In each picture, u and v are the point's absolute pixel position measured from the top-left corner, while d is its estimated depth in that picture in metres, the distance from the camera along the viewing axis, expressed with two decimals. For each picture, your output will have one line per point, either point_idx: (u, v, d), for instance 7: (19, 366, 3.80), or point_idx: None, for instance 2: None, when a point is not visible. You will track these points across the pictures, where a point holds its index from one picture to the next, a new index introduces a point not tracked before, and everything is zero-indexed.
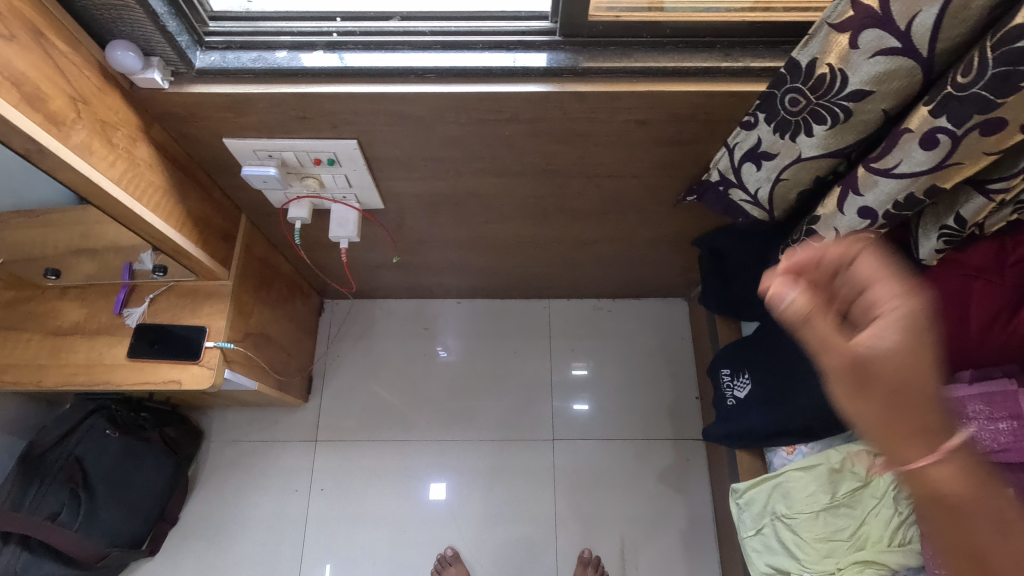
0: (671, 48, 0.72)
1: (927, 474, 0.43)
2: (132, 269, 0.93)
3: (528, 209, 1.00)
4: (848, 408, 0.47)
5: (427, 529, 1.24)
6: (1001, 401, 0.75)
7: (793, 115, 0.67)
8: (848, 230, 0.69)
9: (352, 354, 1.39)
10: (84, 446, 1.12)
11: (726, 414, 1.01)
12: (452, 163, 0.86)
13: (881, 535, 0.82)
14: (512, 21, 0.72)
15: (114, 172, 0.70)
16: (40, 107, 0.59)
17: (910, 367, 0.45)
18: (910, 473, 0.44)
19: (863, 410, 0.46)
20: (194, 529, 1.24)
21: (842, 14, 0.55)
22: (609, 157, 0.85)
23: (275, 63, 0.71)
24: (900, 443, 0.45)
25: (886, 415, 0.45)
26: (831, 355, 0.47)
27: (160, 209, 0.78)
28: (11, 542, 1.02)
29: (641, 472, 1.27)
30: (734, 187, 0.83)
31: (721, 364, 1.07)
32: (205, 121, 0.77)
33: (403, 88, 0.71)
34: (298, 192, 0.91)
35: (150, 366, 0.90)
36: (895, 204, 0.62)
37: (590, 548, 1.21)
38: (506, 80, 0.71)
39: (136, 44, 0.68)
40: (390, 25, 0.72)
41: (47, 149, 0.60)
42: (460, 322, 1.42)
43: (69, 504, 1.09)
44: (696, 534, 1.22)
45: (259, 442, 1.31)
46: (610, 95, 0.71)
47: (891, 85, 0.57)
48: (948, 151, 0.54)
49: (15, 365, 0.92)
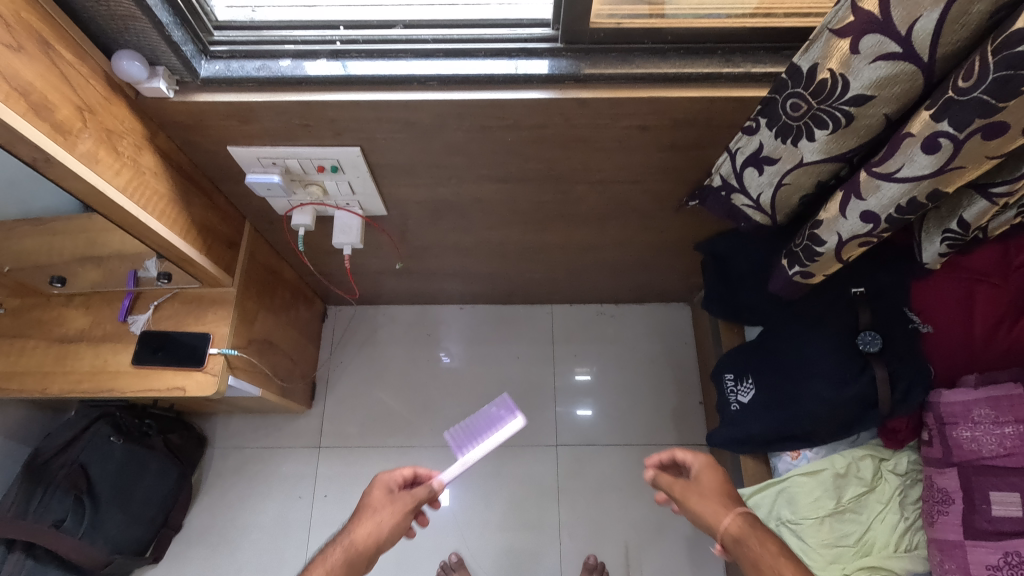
0: (672, 55, 0.73)
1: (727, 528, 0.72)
2: (137, 277, 0.94)
3: (530, 215, 1.00)
4: (693, 505, 0.77)
5: (431, 534, 1.23)
6: (1007, 406, 0.75)
7: (795, 120, 0.67)
8: (851, 234, 0.69)
9: (356, 361, 1.39)
10: (88, 453, 1.12)
11: (730, 419, 1.00)
12: (455, 169, 0.87)
13: (887, 540, 0.84)
14: (514, 29, 0.73)
15: (120, 180, 0.70)
16: (47, 117, 0.60)
17: (715, 482, 0.78)
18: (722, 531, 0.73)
19: (701, 509, 0.76)
20: (198, 536, 1.24)
21: (843, 19, 0.55)
22: (611, 162, 0.85)
23: (279, 72, 0.72)
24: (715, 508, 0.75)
25: (715, 508, 0.75)
26: (672, 490, 0.80)
27: (165, 217, 0.79)
28: (14, 550, 1.01)
29: (645, 477, 1.26)
30: (736, 192, 0.83)
31: (724, 368, 1.05)
32: (210, 129, 0.77)
33: (406, 96, 0.71)
34: (302, 199, 0.92)
35: (153, 373, 0.90)
36: (898, 208, 0.62)
37: (595, 554, 1.20)
38: (508, 87, 0.72)
39: (142, 53, 0.68)
40: (392, 33, 0.72)
41: (54, 158, 0.60)
42: (463, 327, 1.42)
43: (73, 510, 1.09)
44: (700, 540, 1.21)
45: (263, 448, 1.32)
46: (612, 101, 0.72)
47: (892, 90, 0.58)
48: (951, 155, 0.54)
49: (20, 372, 0.92)
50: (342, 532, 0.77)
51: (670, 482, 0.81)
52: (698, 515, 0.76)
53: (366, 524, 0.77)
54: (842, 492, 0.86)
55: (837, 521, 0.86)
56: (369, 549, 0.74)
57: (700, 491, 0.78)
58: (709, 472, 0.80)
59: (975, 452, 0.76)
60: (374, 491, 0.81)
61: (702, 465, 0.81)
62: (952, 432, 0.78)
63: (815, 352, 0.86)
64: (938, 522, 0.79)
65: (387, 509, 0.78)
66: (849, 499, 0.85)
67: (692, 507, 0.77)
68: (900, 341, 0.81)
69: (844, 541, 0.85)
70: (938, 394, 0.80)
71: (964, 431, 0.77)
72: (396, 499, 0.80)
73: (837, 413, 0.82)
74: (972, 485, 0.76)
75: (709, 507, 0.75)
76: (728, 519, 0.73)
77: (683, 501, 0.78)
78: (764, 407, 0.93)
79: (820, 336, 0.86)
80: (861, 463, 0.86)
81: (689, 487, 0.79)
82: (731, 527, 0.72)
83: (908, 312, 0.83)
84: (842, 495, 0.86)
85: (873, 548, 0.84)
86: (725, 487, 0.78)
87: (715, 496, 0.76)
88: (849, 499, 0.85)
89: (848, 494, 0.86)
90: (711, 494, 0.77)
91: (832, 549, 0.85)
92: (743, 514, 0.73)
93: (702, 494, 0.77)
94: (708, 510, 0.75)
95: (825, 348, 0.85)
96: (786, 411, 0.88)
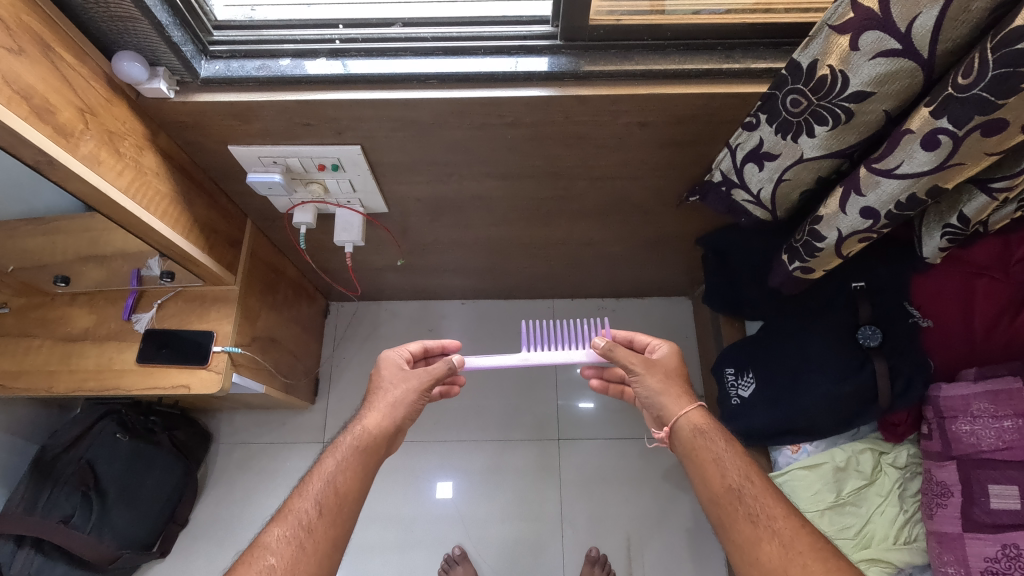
0: (672, 51, 0.72)
1: (690, 417, 0.73)
2: (140, 275, 0.94)
3: (530, 211, 1.00)
4: (654, 386, 0.75)
5: (435, 527, 1.25)
6: (1005, 399, 0.75)
7: (795, 116, 0.67)
8: (850, 230, 0.69)
9: (358, 356, 1.40)
10: (95, 450, 1.13)
11: (729, 413, 0.99)
12: (455, 166, 0.87)
13: (887, 532, 0.85)
14: (514, 26, 0.73)
15: (122, 181, 0.71)
16: (49, 119, 0.60)
17: (677, 372, 0.78)
18: (684, 420, 0.73)
19: (663, 394, 0.75)
20: (204, 531, 1.26)
21: (842, 16, 0.55)
22: (611, 159, 0.85)
23: (279, 71, 0.72)
24: (679, 400, 0.75)
25: (680, 399, 0.75)
26: (632, 365, 0.76)
27: (167, 216, 0.79)
28: (24, 545, 1.03)
29: (647, 470, 1.27)
30: (736, 187, 0.83)
31: (725, 363, 1.03)
32: (212, 129, 0.78)
33: (406, 94, 0.71)
34: (303, 197, 0.92)
35: (160, 371, 0.91)
36: (897, 204, 0.62)
37: (596, 547, 1.21)
38: (507, 85, 0.72)
39: (142, 55, 0.68)
40: (392, 31, 0.73)
41: (57, 161, 0.60)
42: (464, 322, 1.43)
43: (81, 506, 1.10)
44: (702, 532, 1.22)
45: (268, 443, 1.33)
46: (612, 98, 0.72)
47: (893, 86, 0.58)
48: (950, 151, 0.54)
49: (26, 371, 0.93)
50: (355, 419, 0.78)
51: (636, 363, 0.76)
52: (657, 395, 0.75)
53: (377, 411, 0.77)
54: (842, 485, 0.87)
55: (836, 514, 0.87)
56: (383, 431, 0.76)
57: (663, 372, 0.77)
58: (675, 360, 0.79)
59: (974, 445, 0.76)
60: (384, 370, 0.81)
61: (670, 351, 0.79)
62: (952, 425, 0.78)
63: (814, 346, 0.87)
64: (937, 514, 0.79)
65: (402, 386, 0.79)
66: (848, 492, 0.86)
67: (654, 387, 0.76)
68: (900, 335, 0.82)
69: (844, 534, 0.86)
70: (937, 387, 0.81)
71: (963, 424, 0.77)
72: (409, 376, 0.81)
73: (836, 405, 0.83)
74: (971, 478, 0.76)
75: (672, 395, 0.75)
76: (690, 411, 0.74)
77: (647, 381, 0.76)
78: (764, 402, 0.92)
79: (819, 330, 0.86)
80: (861, 456, 0.87)
81: (653, 367, 0.76)
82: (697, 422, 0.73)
83: (908, 306, 0.83)
84: (842, 489, 0.87)
85: (873, 540, 0.85)
86: (682, 376, 0.78)
87: (676, 383, 0.76)
88: (849, 492, 0.86)
89: (848, 487, 0.87)
90: (675, 380, 0.76)
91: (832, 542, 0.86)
92: (702, 407, 0.75)
93: (666, 378, 0.76)
94: (670, 394, 0.75)
95: (826, 342, 0.85)
96: (786, 405, 0.89)
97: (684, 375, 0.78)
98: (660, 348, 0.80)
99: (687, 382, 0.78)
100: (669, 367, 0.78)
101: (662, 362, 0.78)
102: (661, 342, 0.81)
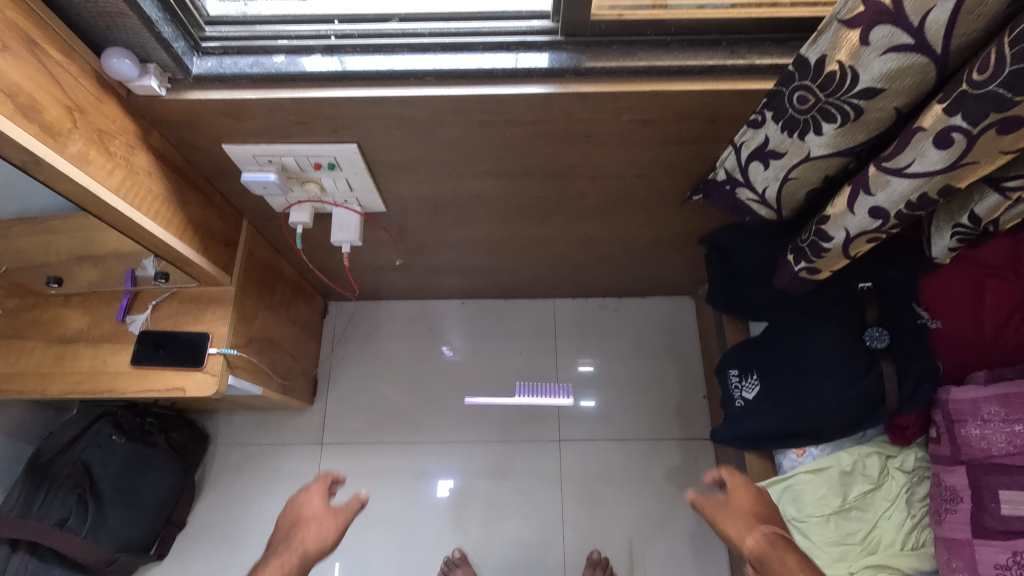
0: (676, 47, 0.71)
1: (754, 551, 0.74)
2: (135, 276, 0.93)
3: (531, 211, 0.98)
4: (725, 529, 0.78)
5: (435, 529, 1.23)
6: (1017, 403, 0.72)
7: (802, 113, 0.65)
8: (858, 230, 0.67)
9: (357, 357, 1.39)
10: (91, 452, 1.12)
11: (734, 415, 0.99)
12: (454, 165, 0.85)
13: (894, 538, 0.83)
14: (513, 21, 0.71)
15: (112, 181, 0.69)
16: (35, 118, 0.59)
17: (748, 504, 0.79)
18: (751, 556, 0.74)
19: (733, 533, 0.77)
20: (202, 533, 1.25)
21: (853, 9, 0.54)
22: (613, 157, 0.84)
23: (273, 68, 0.70)
24: (745, 533, 0.76)
25: (746, 535, 0.76)
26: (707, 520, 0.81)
27: (160, 217, 0.78)
28: (19, 549, 1.02)
29: (650, 471, 1.26)
30: (740, 186, 0.82)
31: (728, 365, 1.04)
32: (205, 127, 0.76)
33: (403, 91, 0.70)
34: (299, 196, 0.91)
35: (154, 373, 0.90)
36: (908, 204, 0.60)
37: (598, 549, 1.20)
38: (507, 82, 0.70)
39: (132, 52, 0.67)
40: (388, 27, 0.71)
41: (44, 160, 0.59)
42: (465, 322, 1.41)
43: (76, 508, 1.08)
44: (705, 535, 1.21)
45: (266, 445, 1.32)
46: (614, 95, 0.70)
47: (904, 83, 0.56)
48: (964, 150, 0.53)
49: (19, 374, 0.92)
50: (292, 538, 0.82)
51: (705, 505, 0.81)
52: (729, 538, 0.78)
53: (312, 534, 0.82)
54: (848, 489, 0.85)
55: (842, 519, 0.85)
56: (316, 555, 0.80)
57: (730, 510, 0.79)
58: (745, 493, 0.80)
59: (985, 450, 0.74)
60: (312, 500, 0.86)
61: (735, 484, 0.82)
62: (961, 429, 0.77)
63: (820, 349, 0.85)
64: (946, 520, 0.78)
65: (330, 520, 0.84)
66: (854, 497, 0.85)
67: (722, 530, 0.78)
68: (908, 337, 0.80)
69: (850, 539, 0.84)
70: (946, 390, 0.79)
71: (973, 428, 0.75)
72: (336, 512, 0.86)
73: (842, 409, 0.81)
74: (981, 483, 0.74)
75: (739, 532, 0.77)
76: (753, 541, 0.74)
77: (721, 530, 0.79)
78: (768, 404, 0.92)
79: (825, 333, 0.84)
80: (868, 460, 0.85)
81: (721, 509, 0.80)
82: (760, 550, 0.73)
83: (916, 307, 0.81)
84: (848, 493, 0.85)
85: (879, 546, 0.83)
86: (759, 509, 0.78)
87: (744, 517, 0.78)
88: (855, 496, 0.85)
89: (854, 491, 0.85)
90: (741, 515, 0.78)
91: (837, 547, 0.84)
92: (770, 537, 0.74)
93: (732, 515, 0.78)
94: (739, 534, 0.76)
95: (831, 344, 0.83)
96: (791, 408, 0.87)
97: (757, 503, 0.79)
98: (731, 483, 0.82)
99: (761, 510, 0.78)
100: (738, 500, 0.80)
101: (731, 497, 0.80)
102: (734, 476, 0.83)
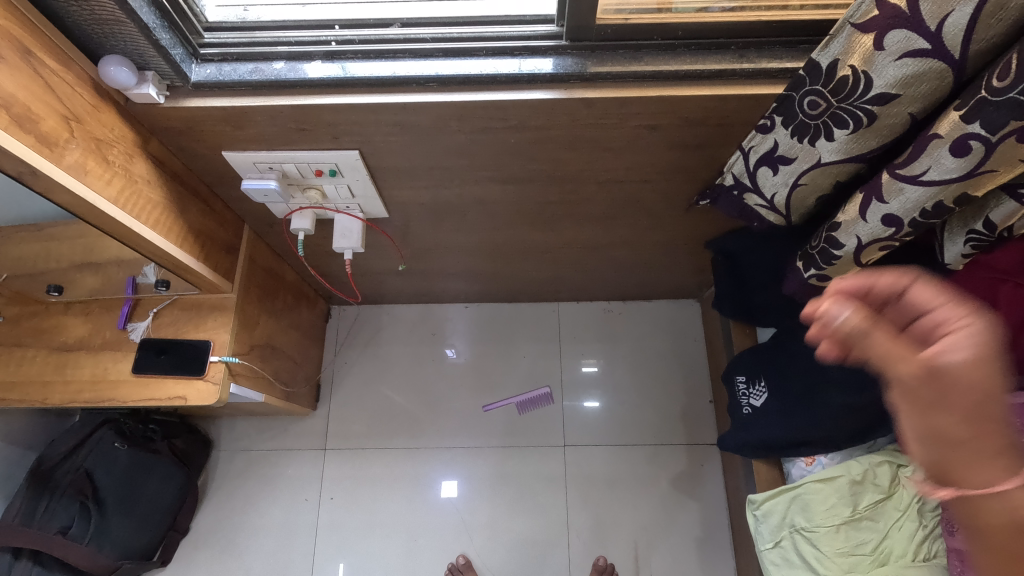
0: (683, 51, 0.69)
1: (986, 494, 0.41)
2: (136, 283, 0.91)
3: (536, 216, 0.97)
4: (929, 422, 0.42)
5: (438, 534, 1.22)
6: None
7: (813, 118, 0.63)
8: (870, 238, 0.65)
9: (361, 361, 1.38)
10: (94, 459, 1.13)
11: (743, 423, 0.98)
12: (457, 171, 0.84)
13: (905, 548, 0.81)
14: (516, 26, 0.69)
15: (111, 191, 0.68)
16: (31, 129, 0.58)
17: (985, 387, 0.41)
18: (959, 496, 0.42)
19: (939, 427, 0.42)
20: (205, 540, 1.24)
21: (866, 13, 0.52)
22: (619, 162, 0.82)
23: (274, 75, 0.69)
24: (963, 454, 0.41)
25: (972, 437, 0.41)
26: (893, 364, 0.43)
27: (160, 225, 0.77)
28: (22, 557, 1.02)
29: (655, 476, 1.25)
30: (749, 192, 0.80)
31: (735, 371, 1.04)
32: (204, 135, 0.75)
33: (406, 98, 0.68)
34: (301, 203, 0.90)
35: (156, 382, 0.89)
36: (922, 211, 0.58)
37: (603, 556, 1.19)
38: (511, 87, 0.69)
39: (130, 59, 0.66)
40: (390, 33, 0.69)
41: (41, 172, 0.58)
42: (468, 326, 1.40)
43: (79, 516, 1.10)
44: (711, 541, 1.20)
45: (269, 450, 1.31)
46: (619, 101, 0.68)
47: (919, 88, 0.54)
48: (981, 158, 0.51)
49: (20, 382, 0.91)
50: None
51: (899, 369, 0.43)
52: (922, 426, 0.43)
53: None
54: (858, 499, 0.84)
55: (853, 529, 0.84)
56: None
57: (953, 396, 0.41)
58: (973, 365, 0.42)
59: None
60: None
61: (970, 357, 0.42)
62: None
63: None
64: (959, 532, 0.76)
65: None
66: (865, 507, 0.83)
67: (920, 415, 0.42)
68: None
69: (861, 550, 0.83)
70: None
71: None
72: None
73: (853, 419, 0.79)
74: None
75: (955, 437, 0.42)
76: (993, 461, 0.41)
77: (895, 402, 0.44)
78: (776, 412, 0.90)
79: None
80: (878, 469, 0.84)
81: (931, 378, 0.42)
82: (854, 290, 0.49)
83: None
84: (859, 502, 0.84)
85: (890, 557, 0.81)
86: (994, 392, 0.42)
87: (972, 412, 0.41)
88: (866, 506, 0.84)
89: (865, 501, 0.84)
90: (976, 414, 0.41)
91: (847, 557, 0.83)
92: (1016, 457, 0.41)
93: (957, 404, 0.41)
94: (958, 431, 0.41)
95: None
96: (799, 416, 0.86)
97: (1001, 372, 0.42)
98: (954, 350, 0.42)
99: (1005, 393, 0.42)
100: (959, 381, 0.42)
101: (946, 376, 0.42)
102: (964, 331, 0.43)
